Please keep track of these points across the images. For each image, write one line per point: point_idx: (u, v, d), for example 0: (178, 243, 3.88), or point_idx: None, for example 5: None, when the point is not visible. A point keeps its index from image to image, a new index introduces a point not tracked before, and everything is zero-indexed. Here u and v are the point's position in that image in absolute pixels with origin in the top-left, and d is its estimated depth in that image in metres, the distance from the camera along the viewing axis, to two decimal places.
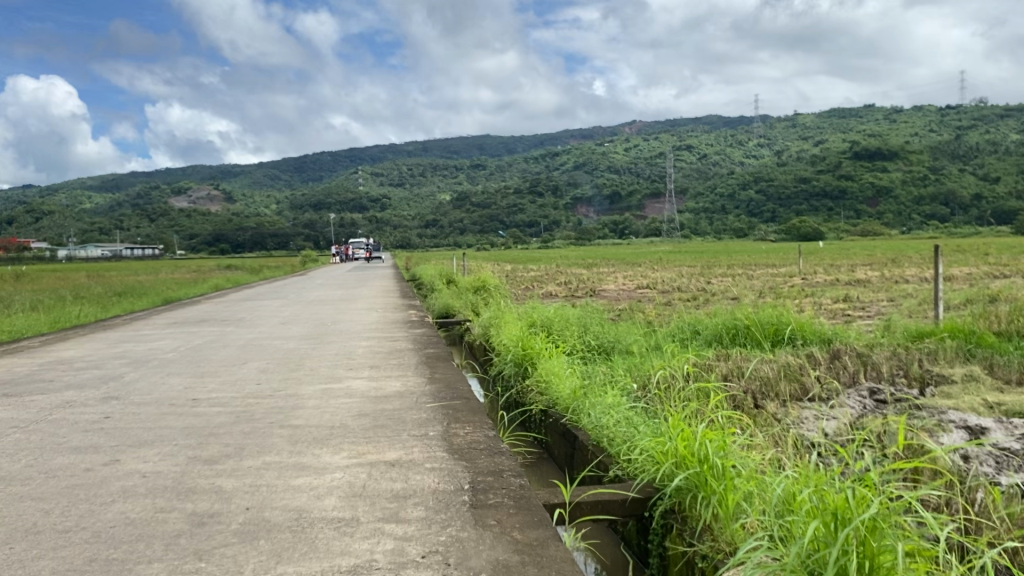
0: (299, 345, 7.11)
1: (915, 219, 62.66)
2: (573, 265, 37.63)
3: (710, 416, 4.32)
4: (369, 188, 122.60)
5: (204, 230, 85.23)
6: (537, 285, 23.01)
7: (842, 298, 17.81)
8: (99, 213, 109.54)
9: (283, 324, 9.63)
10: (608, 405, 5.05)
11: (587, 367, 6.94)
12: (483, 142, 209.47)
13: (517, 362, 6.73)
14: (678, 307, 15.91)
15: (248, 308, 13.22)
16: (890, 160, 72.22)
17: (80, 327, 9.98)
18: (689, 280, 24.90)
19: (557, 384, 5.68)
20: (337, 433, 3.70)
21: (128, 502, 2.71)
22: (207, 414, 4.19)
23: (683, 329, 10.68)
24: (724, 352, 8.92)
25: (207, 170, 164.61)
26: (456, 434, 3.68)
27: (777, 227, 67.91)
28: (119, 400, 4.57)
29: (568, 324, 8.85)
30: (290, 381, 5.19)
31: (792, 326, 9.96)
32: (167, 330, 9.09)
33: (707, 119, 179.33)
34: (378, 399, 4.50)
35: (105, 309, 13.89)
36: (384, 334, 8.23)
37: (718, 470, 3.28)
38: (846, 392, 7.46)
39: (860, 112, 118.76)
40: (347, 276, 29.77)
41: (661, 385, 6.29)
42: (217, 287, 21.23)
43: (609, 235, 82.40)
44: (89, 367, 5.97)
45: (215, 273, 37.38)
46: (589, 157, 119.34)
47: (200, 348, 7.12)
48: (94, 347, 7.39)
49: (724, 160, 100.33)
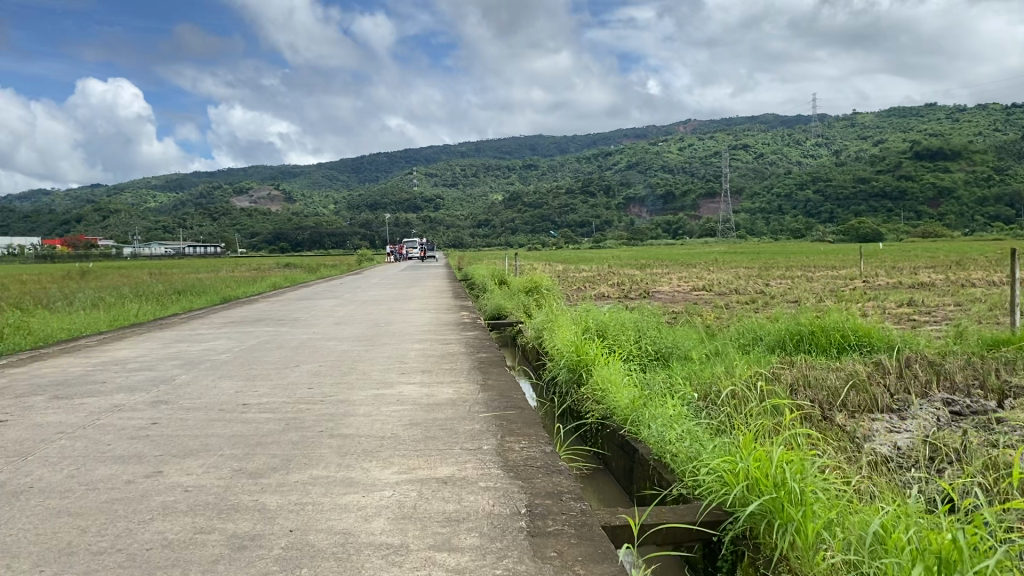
0: (352, 347, 6.99)
1: (978, 220, 60.66)
2: (626, 266, 37.16)
3: (782, 434, 4.05)
4: (423, 188, 123.47)
5: (263, 230, 86.97)
6: (589, 286, 22.72)
7: (906, 302, 17.13)
8: (163, 212, 112.73)
9: (337, 325, 9.56)
10: (668, 418, 4.80)
11: (645, 375, 6.68)
12: (536, 143, 209.46)
13: (570, 369, 6.50)
14: (738, 310, 15.46)
15: (303, 308, 13.26)
16: (952, 160, 69.05)
17: (139, 326, 10.08)
18: (746, 282, 24.29)
19: (613, 392, 5.44)
20: (387, 445, 3.53)
21: (167, 521, 2.61)
22: (256, 421, 4.07)
23: (744, 335, 10.29)
24: (787, 360, 8.53)
25: (266, 170, 167.99)
26: (511, 449, 3.46)
27: (835, 227, 66.34)
28: (167, 405, 4.51)
29: (625, 329, 8.58)
30: (343, 386, 5.06)
31: (859, 331, 9.49)
32: (222, 330, 9.11)
33: (764, 118, 176.14)
34: (430, 408, 4.32)
35: (163, 307, 14.09)
36: (437, 336, 8.07)
37: (797, 496, 3.00)
38: (917, 403, 7.03)
39: (924, 110, 115.00)
40: (401, 275, 29.91)
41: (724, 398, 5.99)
42: (274, 286, 21.46)
43: (662, 235, 81.77)
44: (142, 368, 5.96)
45: (273, 271, 38.02)
46: (642, 156, 118.09)
47: (253, 349, 7.07)
48: (149, 347, 7.41)
49: (781, 159, 98.24)
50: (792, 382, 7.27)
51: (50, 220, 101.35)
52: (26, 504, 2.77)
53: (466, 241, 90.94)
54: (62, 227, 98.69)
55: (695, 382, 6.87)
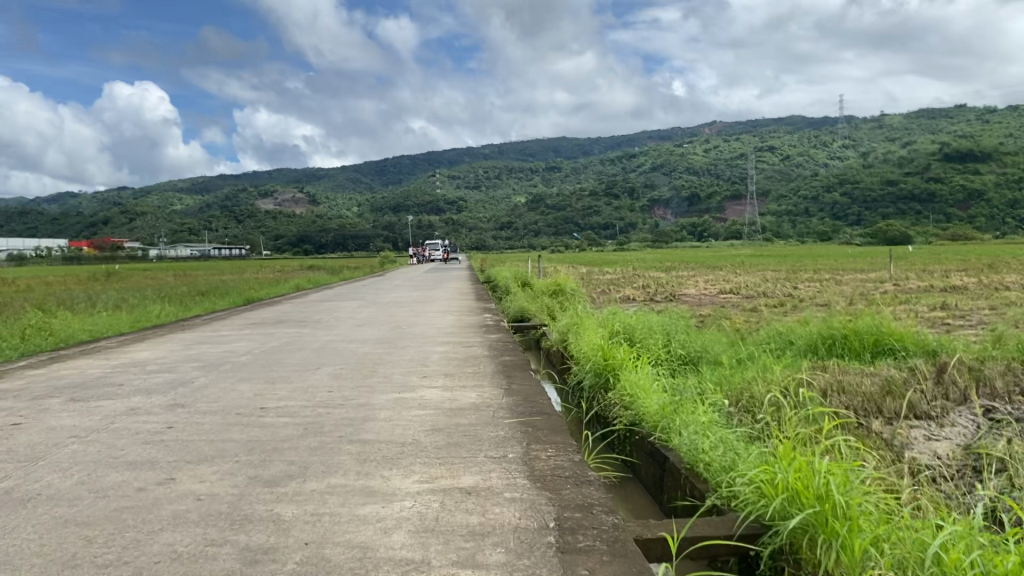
0: (374, 350, 6.89)
1: (1009, 223, 59.71)
2: (650, 268, 36.93)
3: (822, 442, 3.87)
4: (446, 191, 123.64)
5: (288, 232, 87.51)
6: (614, 288, 22.49)
7: (939, 305, 16.76)
8: (189, 215, 113.90)
9: (358, 326, 9.47)
10: (698, 426, 4.64)
11: (673, 378, 6.50)
12: (560, 145, 209.03)
13: (596, 373, 6.35)
14: (766, 313, 15.19)
15: (326, 309, 13.20)
16: (982, 162, 67.97)
17: (161, 328, 10.05)
18: (773, 285, 23.99)
19: (642, 397, 5.29)
20: (409, 451, 3.40)
21: (178, 531, 2.49)
22: (273, 425, 3.96)
23: (774, 338, 10.07)
24: (819, 364, 8.29)
25: (290, 172, 169.24)
26: (538, 457, 3.31)
27: (863, 230, 65.49)
28: (183, 408, 4.42)
29: (652, 331, 8.41)
30: (365, 389, 4.95)
31: (893, 335, 9.23)
32: (244, 331, 9.05)
33: (790, 121, 174.62)
34: (454, 413, 4.18)
35: (186, 309, 14.11)
36: (460, 337, 7.95)
37: (843, 509, 2.79)
38: (956, 409, 6.75)
39: (953, 111, 113.43)
40: (424, 277, 29.94)
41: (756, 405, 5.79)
42: (297, 287, 21.52)
43: (687, 238, 81.19)
44: (161, 370, 5.89)
45: (297, 272, 38.13)
46: (666, 158, 117.43)
47: (275, 351, 6.98)
48: (169, 349, 7.34)
49: (807, 161, 97.17)
50: (825, 388, 7.04)
51: (79, 222, 102.73)
52: (33, 511, 2.67)
53: (489, 243, 90.89)
54: (91, 228, 100.00)
55: (725, 388, 6.69)
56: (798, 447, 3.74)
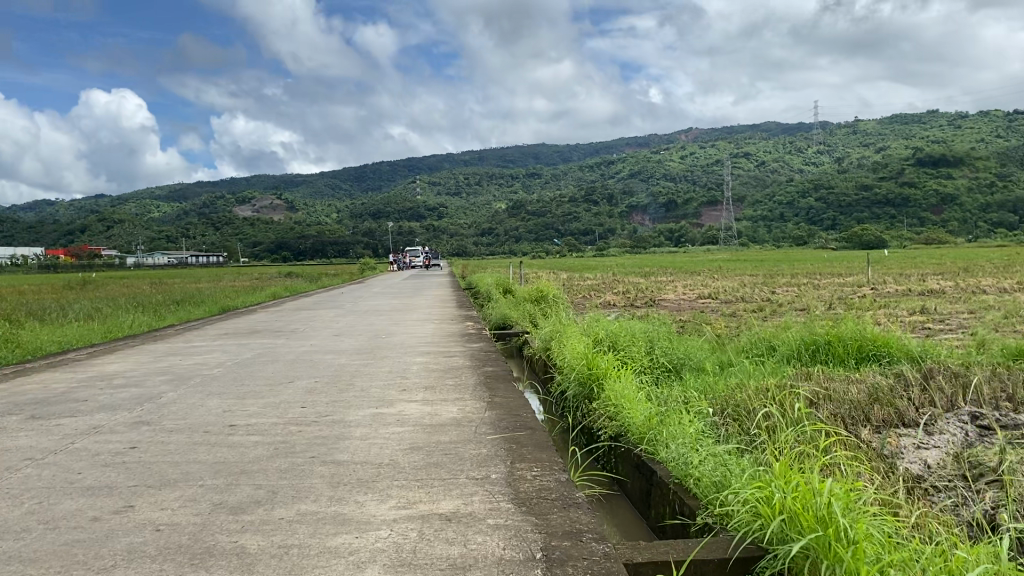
0: (350, 361, 6.66)
1: (981, 227, 60.54)
2: (629, 273, 36.89)
3: (816, 464, 3.75)
4: (426, 197, 123.31)
5: (266, 239, 86.75)
6: (595, 294, 22.35)
7: (918, 309, 16.77)
8: (166, 222, 112.59)
9: (336, 335, 9.24)
10: (688, 439, 4.52)
11: (657, 387, 6.36)
12: (539, 151, 209.35)
13: (581, 384, 6.17)
14: (748, 319, 15.10)
15: (303, 318, 12.94)
16: (955, 167, 68.97)
17: (131, 338, 9.75)
18: (752, 290, 24.06)
19: (627, 408, 5.14)
20: (386, 474, 3.21)
21: (131, 568, 2.28)
22: (244, 445, 3.75)
23: (758, 344, 9.95)
24: (804, 371, 8.17)
25: (268, 178, 168.01)
26: (523, 479, 3.13)
27: (838, 234, 66.03)
28: (149, 425, 4.18)
29: (635, 339, 8.25)
30: (346, 403, 4.76)
31: (877, 341, 9.15)
32: (217, 343, 8.79)
33: (766, 126, 176.06)
34: (434, 430, 3.99)
35: (159, 318, 13.78)
36: (441, 347, 7.75)
37: (847, 535, 2.64)
38: (944, 418, 6.64)
39: (925, 117, 114.92)
40: (404, 284, 29.71)
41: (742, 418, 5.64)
42: (274, 296, 21.19)
43: (665, 243, 81.43)
44: (128, 384, 5.63)
45: (274, 280, 37.76)
46: (644, 164, 117.91)
47: (247, 362, 6.74)
48: (139, 361, 7.08)
49: (783, 166, 97.92)
50: (810, 398, 6.92)
51: (52, 230, 101.22)
52: None
53: (469, 249, 90.68)
54: (65, 236, 98.53)
55: (712, 399, 6.56)
56: (794, 464, 3.61)
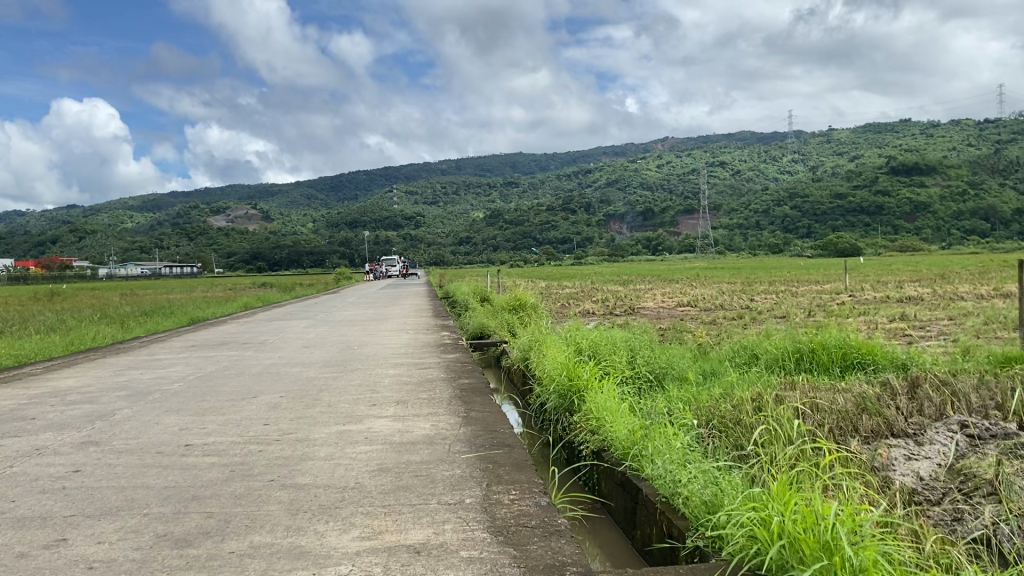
0: (319, 374, 6.36)
1: (954, 235, 61.08)
2: (608, 281, 36.69)
3: (813, 486, 3.56)
4: (403, 207, 122.76)
5: (241, 249, 85.83)
6: (574, 302, 22.15)
7: (898, 316, 16.70)
8: (140, 232, 111.09)
9: (307, 347, 8.93)
10: (674, 454, 4.32)
11: (639, 398, 6.16)
12: (516, 161, 209.58)
13: (561, 395, 5.94)
14: (728, 327, 14.96)
15: (274, 329, 12.59)
16: (927, 175, 69.70)
17: (92, 351, 9.37)
18: (731, 297, 23.97)
19: (610, 421, 4.94)
20: (352, 499, 2.95)
21: None
22: (197, 467, 3.46)
23: (741, 353, 9.77)
24: (789, 379, 8.02)
25: (243, 188, 166.54)
26: (501, 502, 2.89)
27: (813, 242, 66.48)
28: (96, 445, 3.87)
29: (616, 348, 8.04)
30: (315, 419, 4.48)
31: (862, 348, 8.99)
32: (183, 355, 8.45)
33: (742, 136, 177.49)
34: (406, 448, 3.73)
35: (125, 330, 13.38)
36: (415, 359, 7.49)
37: (856, 566, 2.42)
38: (933, 427, 6.46)
39: (898, 125, 116.35)
40: (381, 293, 29.34)
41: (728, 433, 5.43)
42: (246, 306, 20.76)
43: (642, 251, 81.43)
44: (80, 401, 5.30)
45: (248, 291, 37.17)
46: (621, 173, 118.32)
47: (211, 377, 6.43)
48: (96, 375, 6.72)
49: (758, 176, 98.49)
50: (798, 407, 6.74)
51: (23, 241, 99.56)
52: None
53: (447, 258, 90.27)
54: (36, 247, 96.90)
55: (697, 413, 6.38)
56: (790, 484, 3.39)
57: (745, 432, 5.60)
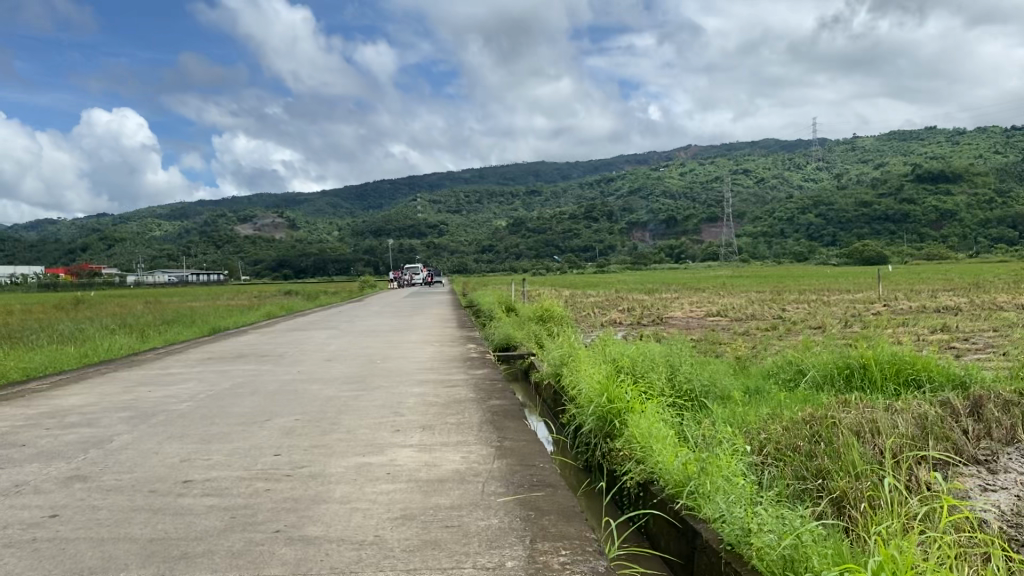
0: (338, 393, 5.87)
1: (982, 242, 59.82)
2: (634, 290, 36.28)
3: (908, 543, 3.12)
4: (426, 215, 122.67)
5: (266, 256, 86.28)
6: (601, 312, 21.69)
7: (940, 327, 16.06)
8: (167, 240, 112.10)
9: (327, 361, 8.46)
10: (737, 496, 3.88)
11: (683, 422, 5.68)
12: (539, 169, 209.45)
13: (599, 416, 5.46)
14: (763, 338, 14.42)
15: (291, 340, 12.16)
16: (953, 182, 68.45)
17: (106, 364, 9.01)
18: (762, 307, 23.28)
19: (659, 449, 4.50)
20: (372, 559, 2.46)
21: None
22: (194, 511, 3.00)
23: (784, 368, 9.19)
24: (840, 399, 7.45)
25: (268, 196, 167.62)
26: (549, 569, 2.39)
27: (839, 251, 65.51)
28: (83, 482, 3.41)
29: (653, 363, 7.52)
30: (336, 450, 3.99)
31: (917, 363, 8.37)
32: (195, 369, 8.01)
33: (765, 143, 175.96)
34: (434, 488, 3.25)
35: (142, 340, 13.12)
36: (439, 375, 7.01)
37: None
38: (1007, 456, 5.83)
39: (925, 133, 114.71)
40: (403, 302, 29.18)
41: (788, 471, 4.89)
42: (268, 315, 20.53)
43: (665, 259, 80.70)
44: (77, 423, 4.86)
45: (271, 299, 37.17)
46: (643, 181, 117.83)
47: (224, 395, 5.98)
48: (104, 393, 6.31)
49: (782, 183, 97.44)
50: (858, 429, 6.19)
51: (52, 248, 100.81)
52: None
53: (469, 266, 89.97)
54: (65, 254, 98.12)
55: (749, 438, 5.90)
56: (883, 553, 2.87)
57: (805, 461, 5.15)
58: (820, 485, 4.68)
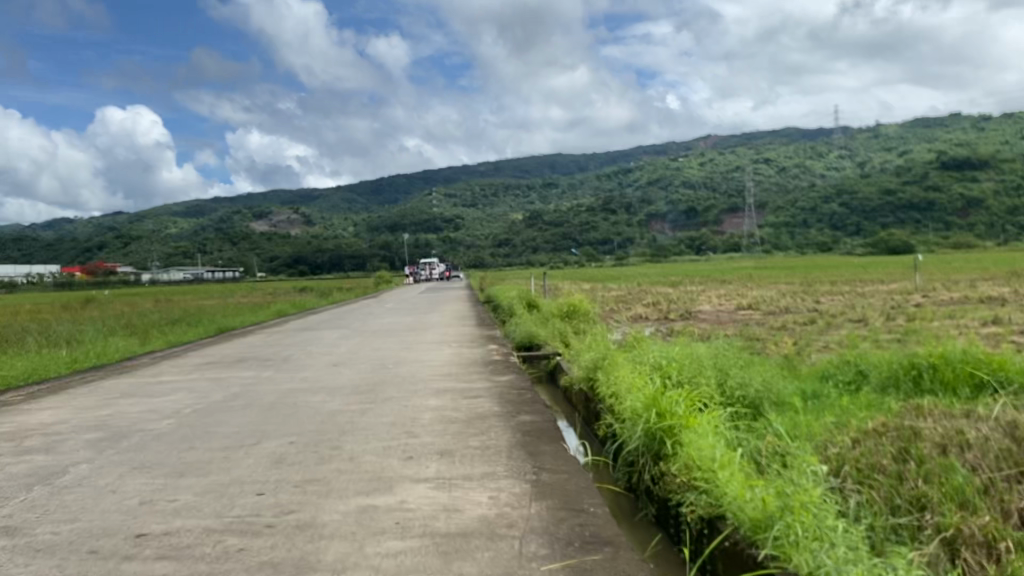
0: (344, 408, 5.12)
1: (1010, 231, 57.99)
2: (657, 283, 35.38)
3: None
4: (444, 210, 121.92)
5: (286, 253, 85.64)
6: (625, 306, 20.88)
7: (989, 319, 15.01)
8: (188, 237, 112.20)
9: (336, 367, 7.68)
10: (841, 549, 3.11)
11: (748, 445, 4.88)
12: (556, 162, 208.29)
13: (647, 432, 4.69)
14: (801, 333, 13.45)
15: (301, 342, 11.43)
16: (980, 170, 66.18)
17: (96, 371, 8.32)
18: (793, 300, 22.19)
19: (728, 481, 3.76)
20: None
21: None
22: None
23: (839, 370, 8.31)
24: (911, 405, 6.60)
25: (287, 193, 167.66)
26: None
27: (863, 240, 64.08)
28: (10, 539, 2.70)
29: (700, 367, 6.72)
30: (337, 486, 3.23)
31: (992, 363, 7.39)
32: (191, 377, 7.28)
33: (786, 133, 173.62)
34: (455, 549, 2.49)
35: (146, 342, 12.47)
36: (458, 383, 6.21)
37: None
38: None
39: (949, 119, 112.45)
40: (422, 297, 28.70)
41: (883, 513, 4.03)
42: (280, 313, 19.86)
43: (686, 251, 79.41)
44: (34, 450, 4.15)
45: (286, 296, 36.50)
46: (662, 172, 116.38)
47: (212, 411, 5.20)
48: (78, 409, 5.57)
49: (804, 173, 95.75)
50: (944, 442, 5.30)
51: (75, 245, 101.17)
52: None
53: (487, 260, 89.25)
54: (87, 253, 98.35)
55: (821, 453, 5.10)
56: None
57: (893, 487, 4.34)
58: (922, 517, 3.87)
